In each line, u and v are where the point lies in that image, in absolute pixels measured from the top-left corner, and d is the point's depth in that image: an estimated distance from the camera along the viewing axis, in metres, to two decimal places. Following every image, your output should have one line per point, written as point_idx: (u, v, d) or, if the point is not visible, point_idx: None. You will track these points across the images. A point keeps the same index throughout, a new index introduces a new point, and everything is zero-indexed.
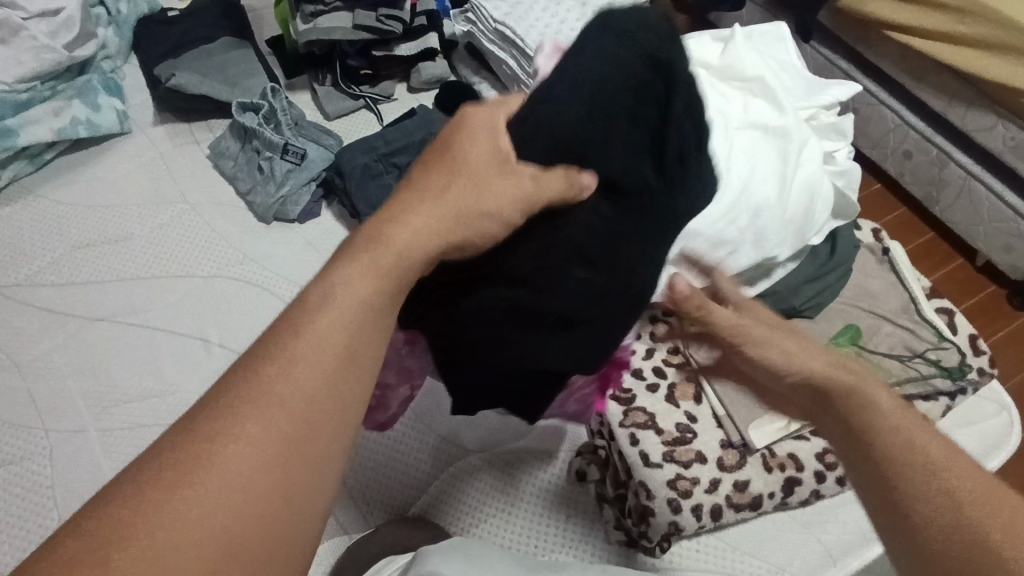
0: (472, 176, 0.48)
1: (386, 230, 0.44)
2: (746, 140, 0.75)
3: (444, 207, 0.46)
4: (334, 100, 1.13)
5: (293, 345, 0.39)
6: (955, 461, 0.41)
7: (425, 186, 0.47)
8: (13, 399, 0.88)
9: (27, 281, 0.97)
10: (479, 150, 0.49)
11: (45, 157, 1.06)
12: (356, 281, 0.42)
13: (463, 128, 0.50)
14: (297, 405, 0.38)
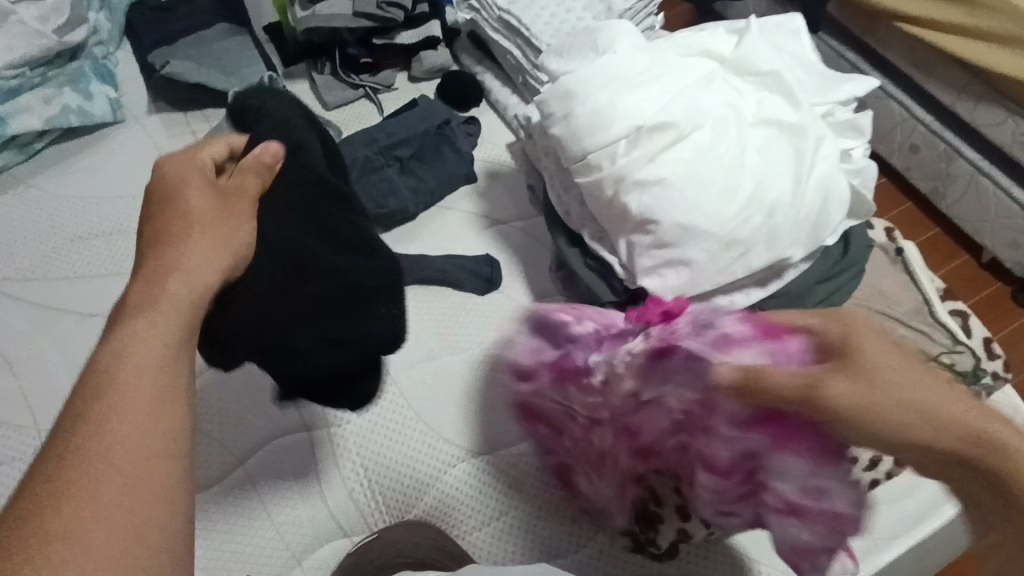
0: (206, 202, 0.55)
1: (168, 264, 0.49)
2: (760, 138, 0.72)
3: (205, 236, 0.52)
4: (333, 89, 1.10)
5: (112, 379, 0.42)
6: None
7: (165, 224, 0.53)
8: (6, 396, 0.86)
9: (19, 274, 0.94)
10: (197, 174, 0.57)
11: (35, 147, 1.04)
12: (156, 320, 0.45)
13: (168, 167, 0.57)
14: (139, 403, 0.41)
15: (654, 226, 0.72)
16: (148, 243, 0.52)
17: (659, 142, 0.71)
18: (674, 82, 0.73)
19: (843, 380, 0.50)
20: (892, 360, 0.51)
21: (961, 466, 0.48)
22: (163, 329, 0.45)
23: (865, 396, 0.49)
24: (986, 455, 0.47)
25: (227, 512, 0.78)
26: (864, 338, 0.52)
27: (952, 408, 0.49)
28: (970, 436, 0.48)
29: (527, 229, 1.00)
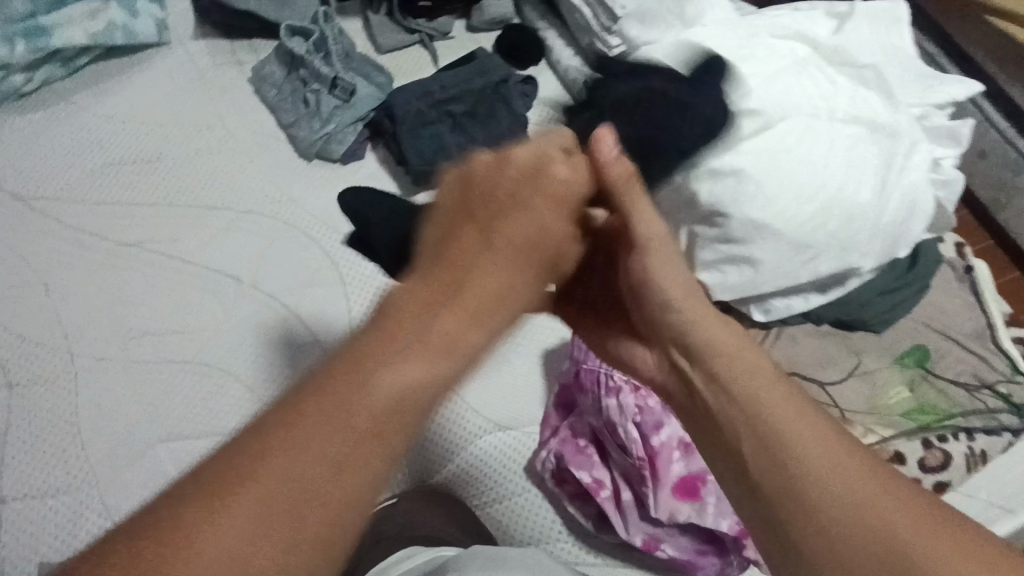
0: (521, 230, 0.47)
1: (473, 296, 0.43)
2: (849, 137, 0.67)
3: (495, 284, 0.45)
4: (387, 32, 1.04)
5: (345, 411, 0.35)
6: (864, 491, 0.41)
7: (492, 230, 0.46)
8: (41, 319, 0.85)
9: (55, 195, 0.92)
10: (553, 204, 0.49)
11: (78, 63, 1.00)
12: (417, 360, 0.38)
13: (466, 176, 0.48)
14: (355, 456, 0.35)
15: (722, 219, 0.68)
16: (476, 294, 0.43)
17: (741, 130, 0.67)
18: (764, 66, 0.68)
19: (672, 289, 0.56)
20: (724, 321, 0.55)
21: (766, 443, 0.46)
22: (433, 365, 0.39)
23: (706, 353, 0.53)
24: (775, 416, 0.46)
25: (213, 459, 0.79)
26: (673, 269, 0.57)
27: (768, 401, 0.48)
28: (708, 379, 0.52)
29: None
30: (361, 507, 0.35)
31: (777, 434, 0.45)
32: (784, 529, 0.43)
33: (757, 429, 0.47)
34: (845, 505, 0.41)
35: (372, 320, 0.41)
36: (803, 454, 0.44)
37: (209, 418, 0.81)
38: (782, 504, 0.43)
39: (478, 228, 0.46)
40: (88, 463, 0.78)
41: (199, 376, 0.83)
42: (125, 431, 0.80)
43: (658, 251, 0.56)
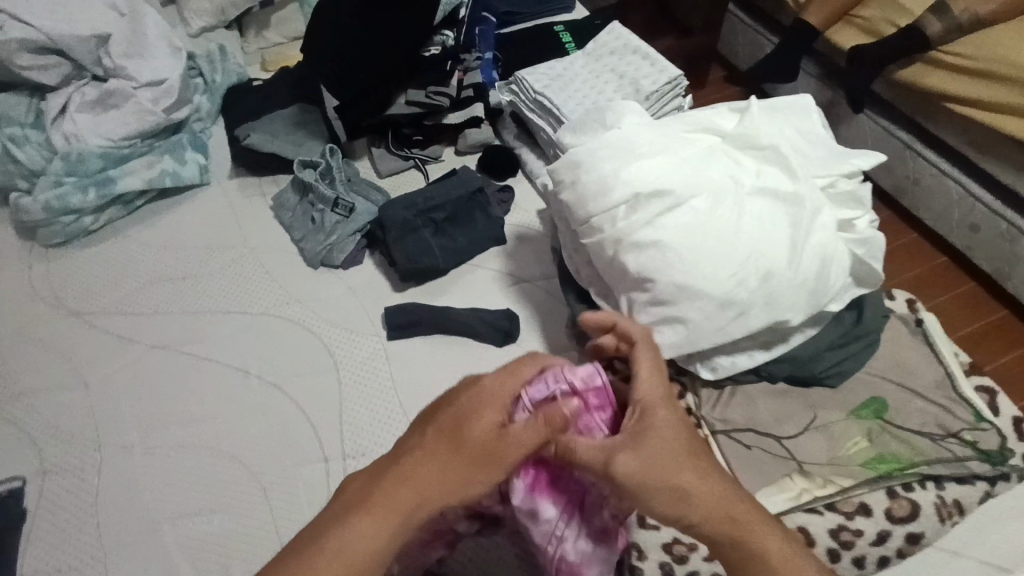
0: (482, 435, 0.58)
1: (426, 458, 0.57)
2: (757, 209, 0.75)
3: (450, 457, 0.57)
4: (386, 160, 1.24)
5: (325, 550, 0.54)
6: (784, 562, 0.56)
7: (456, 430, 0.58)
8: (73, 417, 0.98)
9: (103, 309, 1.12)
10: (495, 411, 0.59)
11: (136, 203, 1.24)
12: (374, 523, 0.55)
13: (483, 385, 0.61)
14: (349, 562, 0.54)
15: (649, 285, 0.76)
16: (457, 444, 0.57)
17: (656, 208, 0.76)
18: (673, 155, 0.78)
19: (687, 479, 0.58)
20: (694, 466, 0.59)
21: (737, 542, 0.57)
22: (381, 525, 0.55)
23: (653, 445, 0.59)
24: (760, 549, 0.57)
25: (207, 531, 0.87)
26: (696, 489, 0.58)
27: (705, 474, 0.59)
28: (721, 514, 0.58)
29: (548, 288, 1.07)
30: None
31: (720, 520, 0.58)
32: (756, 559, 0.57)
33: (748, 542, 0.57)
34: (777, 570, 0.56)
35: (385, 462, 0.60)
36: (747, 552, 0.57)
37: (211, 495, 0.89)
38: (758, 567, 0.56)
39: (444, 426, 0.58)
40: (98, 540, 0.86)
41: (199, 461, 0.92)
42: (133, 513, 0.88)
43: (655, 435, 0.60)
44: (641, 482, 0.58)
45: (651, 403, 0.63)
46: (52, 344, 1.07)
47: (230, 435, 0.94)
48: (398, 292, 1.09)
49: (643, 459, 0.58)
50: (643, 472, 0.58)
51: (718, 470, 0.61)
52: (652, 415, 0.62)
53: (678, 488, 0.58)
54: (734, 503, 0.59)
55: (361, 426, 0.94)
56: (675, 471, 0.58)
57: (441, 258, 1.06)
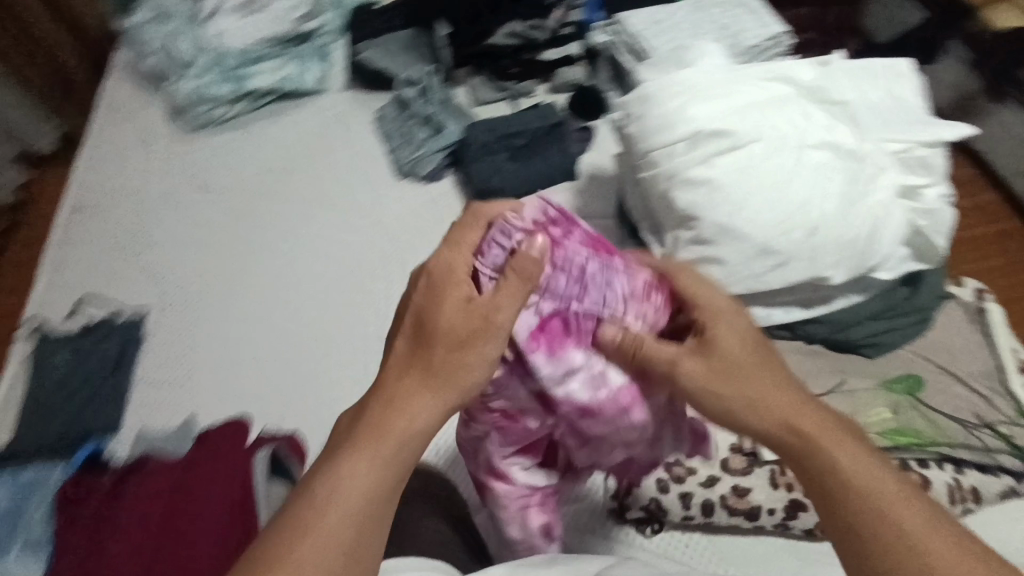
0: (451, 326, 0.61)
1: (408, 364, 0.61)
2: (817, 161, 0.76)
3: (430, 355, 0.61)
4: (482, 89, 1.33)
5: (329, 481, 0.55)
6: (861, 467, 0.55)
7: (426, 336, 0.61)
8: (193, 272, 1.20)
9: (227, 189, 1.32)
10: (456, 300, 0.62)
11: (262, 101, 1.42)
12: (372, 445, 0.57)
13: (441, 279, 0.63)
14: (358, 489, 0.55)
15: (694, 224, 0.79)
16: (429, 345, 0.61)
17: (715, 147, 0.78)
18: (743, 99, 0.80)
19: (756, 384, 0.61)
20: (764, 372, 0.62)
21: (808, 449, 0.57)
22: (380, 446, 0.57)
23: (711, 342, 0.62)
24: (833, 456, 0.56)
25: (280, 377, 1.04)
26: (764, 392, 0.60)
27: (770, 393, 0.60)
28: (791, 420, 0.59)
29: (610, 226, 1.12)
30: (375, 526, 0.54)
31: (788, 438, 0.58)
32: (830, 468, 0.55)
33: (812, 461, 0.57)
34: (851, 479, 0.54)
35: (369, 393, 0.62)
36: (819, 457, 0.56)
37: (289, 349, 1.07)
38: (832, 475, 0.55)
39: (413, 330, 0.63)
40: (196, 367, 1.07)
41: (285, 322, 1.10)
42: (227, 351, 1.08)
43: (722, 338, 0.62)
44: (708, 387, 0.61)
45: (716, 320, 0.63)
46: (187, 211, 1.30)
47: (310, 306, 1.11)
48: (470, 209, 1.19)
49: (704, 370, 0.61)
50: (702, 380, 0.61)
51: (787, 380, 0.62)
52: (716, 317, 0.63)
53: (746, 403, 0.60)
54: (804, 410, 0.59)
55: None
56: (739, 372, 0.61)
57: (512, 183, 1.15)
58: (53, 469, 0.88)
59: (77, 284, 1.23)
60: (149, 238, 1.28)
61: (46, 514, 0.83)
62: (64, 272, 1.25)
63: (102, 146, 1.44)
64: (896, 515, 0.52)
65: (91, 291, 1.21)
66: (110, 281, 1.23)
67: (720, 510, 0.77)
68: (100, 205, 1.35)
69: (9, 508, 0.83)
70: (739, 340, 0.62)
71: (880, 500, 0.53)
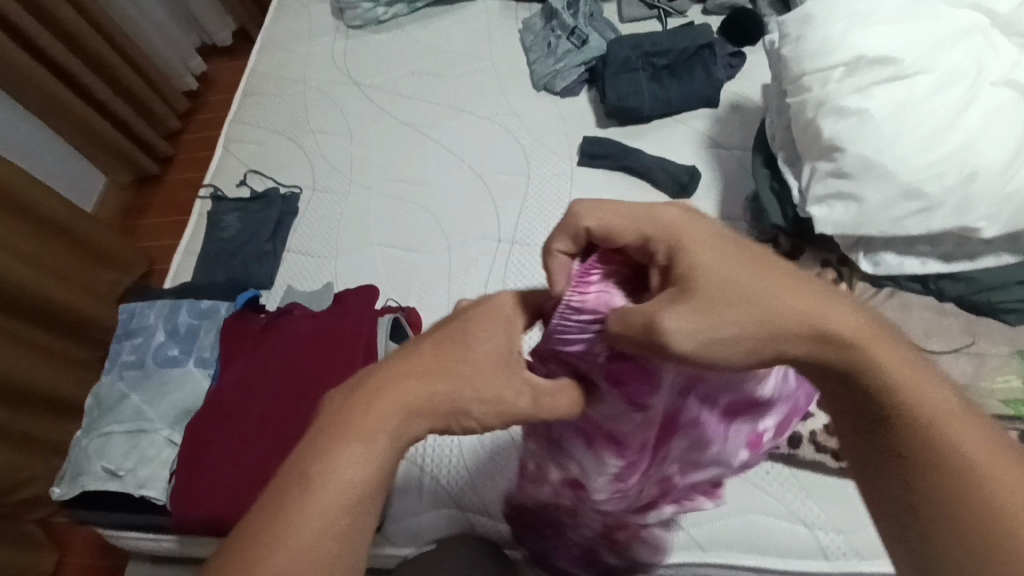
0: (480, 355, 0.57)
1: (387, 398, 0.55)
2: (996, 100, 0.70)
3: (416, 392, 0.55)
4: (632, 6, 1.30)
5: (314, 477, 0.52)
6: (922, 390, 0.48)
7: (446, 355, 0.57)
8: (341, 158, 1.33)
9: (376, 86, 1.42)
10: (489, 333, 0.58)
11: (417, 5, 1.49)
12: (358, 448, 0.53)
13: (483, 309, 0.60)
14: (340, 491, 0.51)
15: (837, 156, 0.76)
16: (447, 364, 0.57)
17: (876, 75, 0.74)
18: (920, 26, 0.74)
19: (778, 310, 0.49)
20: (782, 289, 0.50)
21: (862, 394, 0.49)
22: (367, 449, 0.53)
23: (688, 282, 0.50)
24: (890, 392, 0.48)
25: (406, 261, 1.15)
26: (780, 329, 0.49)
27: (776, 311, 0.49)
28: (827, 356, 0.49)
29: (742, 159, 1.09)
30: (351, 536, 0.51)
31: (817, 356, 0.49)
32: (885, 414, 0.48)
33: (861, 375, 0.49)
34: (917, 421, 0.47)
35: (372, 377, 0.57)
36: (877, 401, 0.48)
37: (417, 238, 1.17)
38: (891, 420, 0.48)
39: (438, 342, 0.58)
40: (336, 242, 1.20)
41: (415, 213, 1.20)
42: (363, 232, 1.20)
43: (708, 270, 0.50)
44: (715, 338, 0.49)
45: (690, 238, 0.52)
46: (342, 103, 1.42)
47: (440, 201, 1.20)
48: (600, 128, 1.20)
49: (693, 312, 0.49)
50: (692, 331, 0.49)
51: (802, 293, 0.50)
52: (688, 242, 0.52)
53: (753, 338, 0.49)
54: (830, 337, 0.49)
55: (537, 224, 1.13)
56: (752, 298, 0.49)
57: (647, 104, 1.14)
58: (223, 303, 1.04)
59: (245, 157, 1.41)
60: (306, 123, 1.41)
61: (215, 339, 1.00)
62: (235, 147, 1.43)
63: (274, 36, 1.59)
64: (968, 445, 0.46)
65: (256, 164, 1.38)
66: (269, 157, 1.38)
67: (807, 445, 0.79)
68: (268, 90, 1.51)
69: (190, 326, 1.02)
70: (727, 270, 0.50)
71: (952, 432, 0.46)
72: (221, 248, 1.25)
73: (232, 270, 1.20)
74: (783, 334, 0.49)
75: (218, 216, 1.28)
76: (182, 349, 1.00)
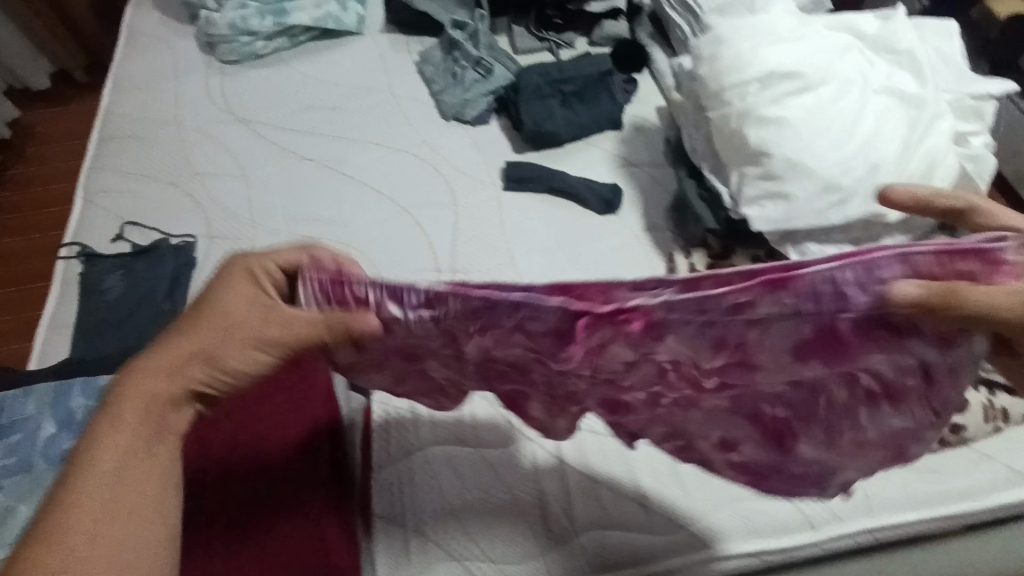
0: (230, 312, 0.64)
1: (145, 383, 0.63)
2: (882, 105, 0.82)
3: (157, 368, 0.64)
4: (524, 38, 1.36)
5: (77, 469, 0.59)
6: None
7: (191, 327, 0.65)
8: (238, 201, 1.20)
9: (266, 123, 1.32)
10: (232, 294, 0.65)
11: (299, 39, 1.43)
12: (125, 416, 0.62)
13: (232, 284, 0.65)
14: (113, 467, 0.60)
15: (763, 160, 0.84)
16: (199, 334, 0.64)
17: (787, 88, 0.84)
18: (813, 46, 0.85)
19: None
20: None
21: None
22: (127, 417, 0.62)
23: None
24: None
25: None
26: None
27: None
28: None
29: (655, 174, 1.17)
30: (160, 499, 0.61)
31: None
32: None
33: None
34: None
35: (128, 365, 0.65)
36: None
37: None
38: None
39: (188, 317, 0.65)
40: None
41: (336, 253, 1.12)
42: None
43: None
44: None
45: None
46: (228, 144, 1.29)
47: (363, 238, 1.14)
48: (517, 152, 1.22)
49: None
50: None
51: None
52: None
53: None
54: None
55: (474, 250, 1.11)
56: None
57: (563, 128, 1.19)
58: None
59: (115, 209, 1.23)
60: (187, 166, 1.27)
61: None
62: (99, 197, 1.24)
63: (133, 75, 1.43)
64: None
65: (131, 216, 1.21)
66: (148, 208, 1.22)
67: None
68: (132, 132, 1.33)
69: (87, 411, 0.86)
70: None
71: None
72: (103, 313, 1.07)
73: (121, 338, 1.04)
74: None
75: (95, 278, 1.10)
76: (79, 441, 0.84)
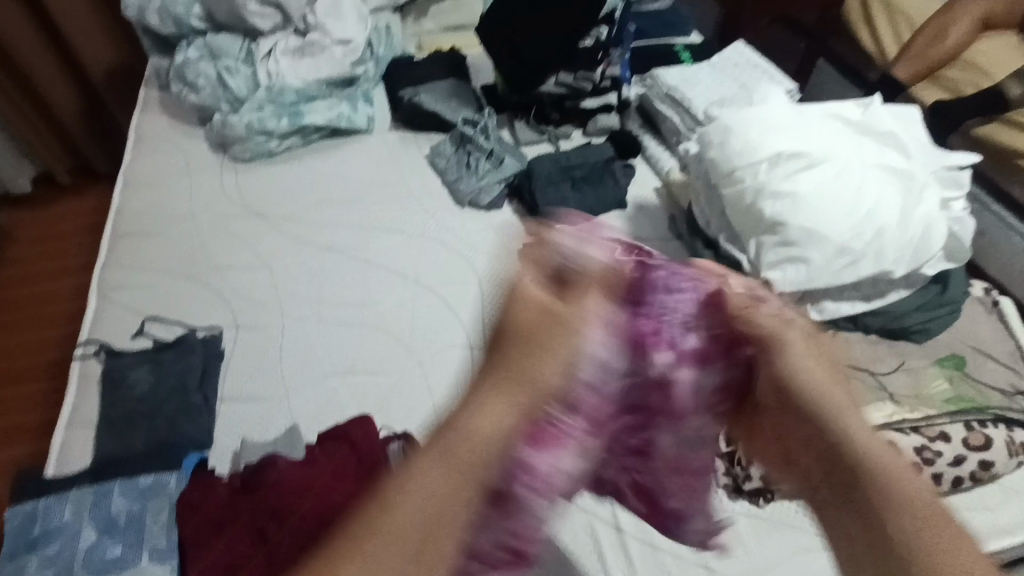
0: (543, 322, 0.59)
1: (472, 434, 0.51)
2: (879, 178, 0.94)
3: (495, 390, 0.55)
4: (527, 132, 1.48)
5: (402, 483, 0.47)
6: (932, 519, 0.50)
7: (505, 348, 0.58)
8: (262, 292, 1.21)
9: (284, 216, 1.35)
10: (550, 305, 0.61)
11: (312, 137, 1.50)
12: (490, 417, 0.53)
13: (516, 293, 0.62)
14: (462, 465, 0.50)
15: (780, 229, 0.94)
16: (508, 345, 0.58)
17: (795, 166, 0.95)
18: (811, 131, 0.98)
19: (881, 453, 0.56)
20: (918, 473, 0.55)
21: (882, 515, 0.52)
22: (454, 430, 0.51)
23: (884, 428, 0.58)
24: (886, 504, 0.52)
25: (373, 389, 1.07)
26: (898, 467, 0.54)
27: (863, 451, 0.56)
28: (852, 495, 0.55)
29: (663, 248, 1.26)
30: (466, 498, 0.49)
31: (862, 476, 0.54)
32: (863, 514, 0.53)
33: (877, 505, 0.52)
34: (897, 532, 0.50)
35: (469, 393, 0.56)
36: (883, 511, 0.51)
37: (379, 365, 1.10)
38: (889, 540, 0.50)
39: (495, 341, 0.59)
40: (283, 382, 1.07)
41: (368, 338, 1.14)
42: (313, 367, 1.09)
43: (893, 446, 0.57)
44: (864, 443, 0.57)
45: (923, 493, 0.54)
46: (248, 236, 1.32)
47: (394, 320, 1.16)
48: (533, 233, 1.30)
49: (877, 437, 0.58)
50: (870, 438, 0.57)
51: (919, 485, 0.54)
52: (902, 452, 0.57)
53: (851, 444, 0.57)
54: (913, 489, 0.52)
55: None
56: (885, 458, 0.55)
57: (575, 209, 1.28)
58: (167, 476, 0.90)
59: (133, 304, 1.21)
60: (206, 260, 1.28)
61: (169, 520, 0.85)
62: (115, 292, 1.23)
63: (142, 172, 1.44)
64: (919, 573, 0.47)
65: (150, 310, 1.20)
66: (168, 301, 1.21)
67: None
68: (146, 228, 1.34)
69: (131, 514, 0.85)
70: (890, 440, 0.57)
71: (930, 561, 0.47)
72: (129, 410, 1.03)
73: (149, 436, 1.00)
74: (890, 466, 0.54)
75: (119, 374, 1.07)
76: (126, 544, 0.83)
